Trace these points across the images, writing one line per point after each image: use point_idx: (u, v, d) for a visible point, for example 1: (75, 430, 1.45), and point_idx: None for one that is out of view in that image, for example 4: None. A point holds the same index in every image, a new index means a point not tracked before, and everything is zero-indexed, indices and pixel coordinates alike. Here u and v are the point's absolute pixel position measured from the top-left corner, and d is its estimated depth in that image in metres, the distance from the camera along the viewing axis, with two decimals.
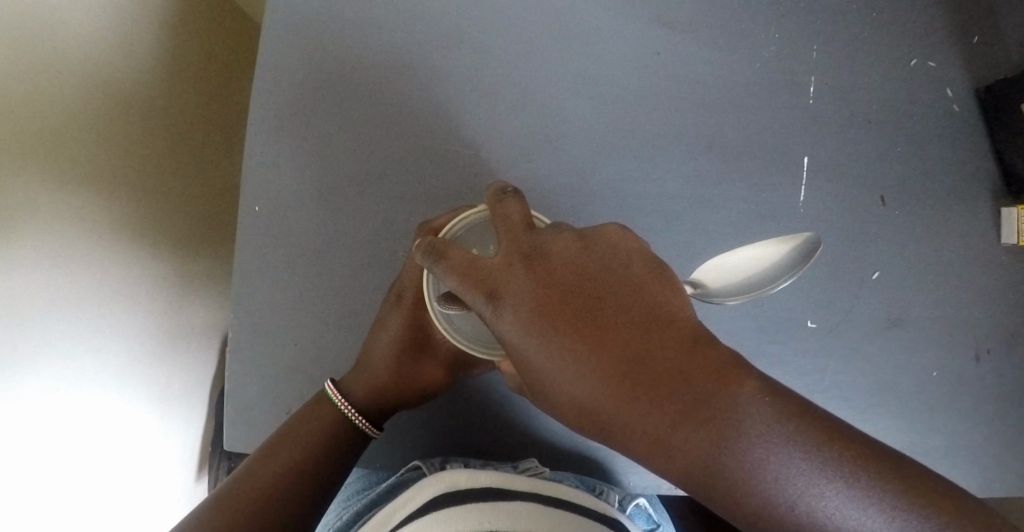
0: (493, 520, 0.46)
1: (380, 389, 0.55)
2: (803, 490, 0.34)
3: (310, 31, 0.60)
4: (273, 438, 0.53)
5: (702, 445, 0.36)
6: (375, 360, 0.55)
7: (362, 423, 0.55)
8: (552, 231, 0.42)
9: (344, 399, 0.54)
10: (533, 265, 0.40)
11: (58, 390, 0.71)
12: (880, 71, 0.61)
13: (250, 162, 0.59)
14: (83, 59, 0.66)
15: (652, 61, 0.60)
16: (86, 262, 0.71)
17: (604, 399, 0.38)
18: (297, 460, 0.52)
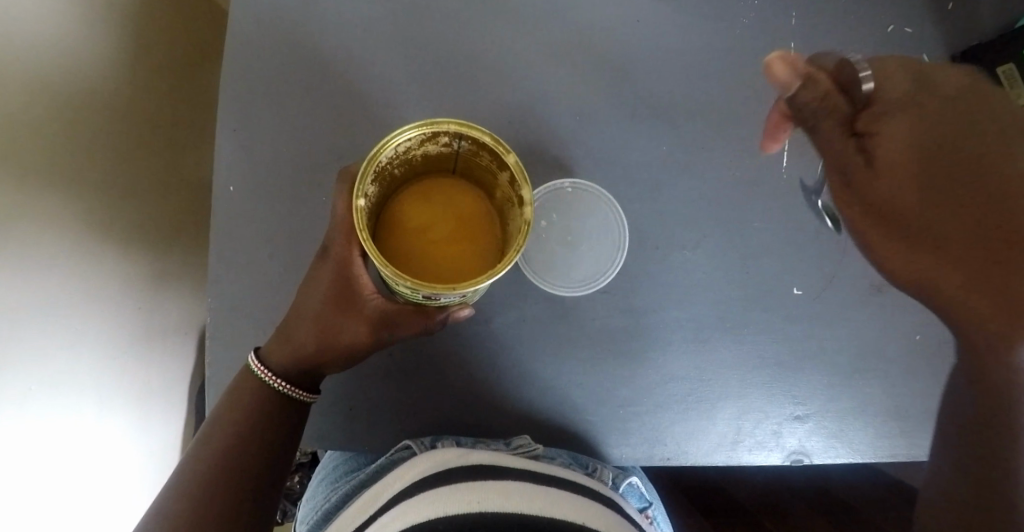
0: (483, 498, 0.43)
1: (298, 355, 0.50)
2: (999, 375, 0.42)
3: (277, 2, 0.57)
4: (218, 409, 0.51)
5: (956, 227, 0.42)
6: (302, 319, 0.50)
7: (290, 392, 0.51)
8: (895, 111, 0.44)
9: (264, 368, 0.51)
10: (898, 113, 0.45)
11: (31, 389, 0.68)
12: (860, 36, 0.61)
13: (223, 140, 0.56)
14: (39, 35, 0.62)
15: (632, 31, 0.59)
16: (52, 253, 0.68)
17: (900, 196, 0.44)
18: (245, 433, 0.50)
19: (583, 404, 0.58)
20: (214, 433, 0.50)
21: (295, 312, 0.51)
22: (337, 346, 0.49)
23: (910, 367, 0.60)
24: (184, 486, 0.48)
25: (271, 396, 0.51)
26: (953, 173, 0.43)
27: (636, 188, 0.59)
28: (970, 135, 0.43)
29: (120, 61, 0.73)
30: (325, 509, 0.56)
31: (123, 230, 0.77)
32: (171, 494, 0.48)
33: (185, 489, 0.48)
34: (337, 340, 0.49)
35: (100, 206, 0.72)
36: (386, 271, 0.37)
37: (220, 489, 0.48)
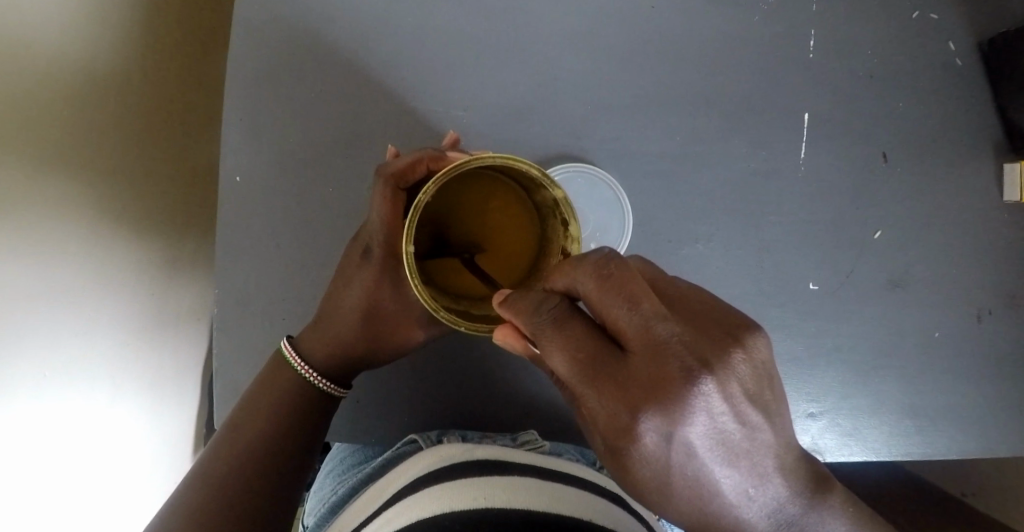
0: (489, 495, 0.42)
1: (343, 351, 0.52)
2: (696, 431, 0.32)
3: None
4: (244, 403, 0.52)
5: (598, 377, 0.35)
6: (342, 319, 0.52)
7: (326, 387, 0.53)
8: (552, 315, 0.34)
9: (303, 363, 0.52)
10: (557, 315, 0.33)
11: (45, 377, 0.69)
12: (882, 23, 0.59)
13: (226, 132, 0.55)
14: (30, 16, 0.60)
15: (645, 14, 0.56)
16: (64, 242, 0.68)
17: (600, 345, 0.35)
18: (274, 428, 0.51)
19: None
20: (243, 426, 0.51)
21: (331, 311, 0.53)
22: (383, 345, 0.53)
23: (928, 364, 0.58)
24: (212, 475, 0.49)
25: (289, 385, 0.52)
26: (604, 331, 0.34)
27: (649, 182, 0.56)
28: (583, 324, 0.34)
29: (128, 47, 0.72)
30: (331, 502, 0.56)
31: (135, 219, 0.77)
32: (194, 483, 0.49)
33: (211, 477, 0.49)
34: (389, 341, 0.53)
35: (111, 195, 0.72)
36: (439, 316, 0.36)
37: (249, 478, 0.49)
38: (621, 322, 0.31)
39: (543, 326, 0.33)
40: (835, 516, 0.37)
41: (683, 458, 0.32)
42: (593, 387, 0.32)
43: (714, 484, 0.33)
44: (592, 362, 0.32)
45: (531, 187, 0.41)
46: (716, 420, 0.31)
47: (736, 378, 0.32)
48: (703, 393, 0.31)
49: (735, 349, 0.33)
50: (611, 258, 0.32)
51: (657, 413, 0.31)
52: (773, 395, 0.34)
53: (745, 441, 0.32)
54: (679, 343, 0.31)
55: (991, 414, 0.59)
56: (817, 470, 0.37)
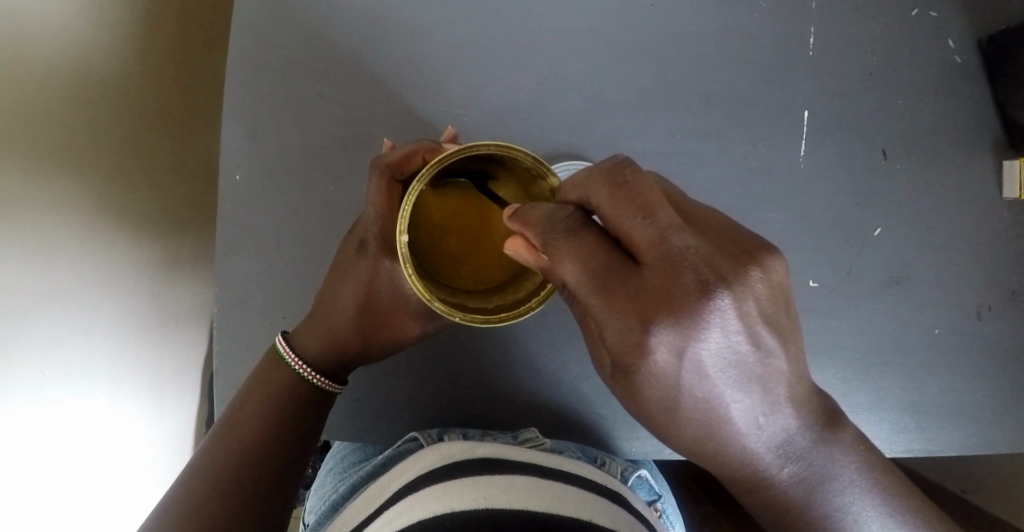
0: (490, 496, 0.42)
1: (336, 344, 0.52)
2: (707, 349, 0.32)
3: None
4: (239, 398, 0.52)
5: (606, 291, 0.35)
6: (337, 313, 0.52)
7: (321, 384, 0.53)
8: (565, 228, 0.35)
9: (298, 358, 0.52)
10: (575, 230, 0.35)
11: (43, 378, 0.69)
12: (882, 21, 0.59)
13: (226, 130, 0.55)
14: (21, 12, 0.60)
15: (646, 12, 0.56)
16: (63, 241, 0.68)
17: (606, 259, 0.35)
18: (271, 424, 0.51)
19: (592, 397, 0.57)
20: (239, 423, 0.51)
21: (325, 305, 0.52)
22: (376, 339, 0.53)
23: (928, 361, 0.58)
24: (209, 472, 0.49)
25: (287, 381, 0.52)
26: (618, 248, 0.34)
27: None
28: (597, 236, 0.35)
29: (126, 45, 0.71)
30: (332, 500, 0.56)
31: (134, 220, 0.77)
32: (191, 479, 0.48)
33: (208, 473, 0.49)
34: (384, 334, 0.53)
35: (110, 195, 0.72)
36: (433, 306, 0.37)
37: (245, 475, 0.49)
38: (636, 233, 0.32)
39: (556, 234, 0.35)
40: (842, 450, 0.38)
41: (692, 376, 0.33)
42: (605, 298, 0.34)
43: (723, 405, 0.34)
44: (606, 272, 0.34)
45: (528, 175, 0.41)
46: (730, 338, 0.32)
47: (753, 296, 0.33)
48: (716, 309, 0.31)
49: (753, 267, 0.33)
50: (626, 167, 0.34)
51: (670, 325, 0.32)
52: (789, 321, 0.35)
53: (755, 364, 0.33)
54: (693, 256, 0.32)
55: (991, 411, 0.59)
56: (829, 407, 0.38)
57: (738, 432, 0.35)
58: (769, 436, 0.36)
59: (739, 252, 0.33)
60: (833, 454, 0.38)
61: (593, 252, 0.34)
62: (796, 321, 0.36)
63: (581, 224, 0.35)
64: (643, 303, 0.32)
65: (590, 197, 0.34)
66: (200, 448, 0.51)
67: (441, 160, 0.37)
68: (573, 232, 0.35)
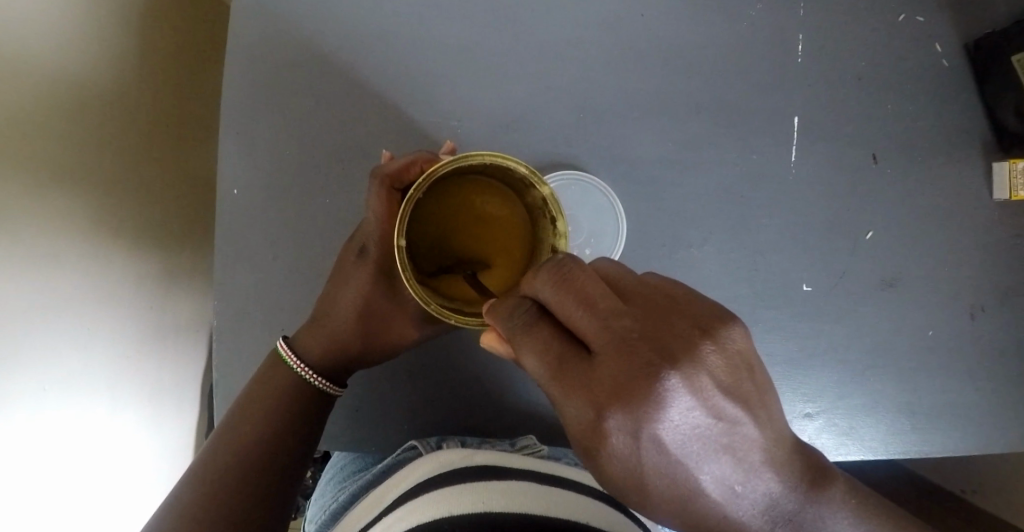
0: (488, 500, 0.42)
1: (337, 347, 0.53)
2: (668, 429, 0.31)
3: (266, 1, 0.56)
4: (241, 400, 0.52)
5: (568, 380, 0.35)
6: (339, 317, 0.53)
7: (322, 387, 0.53)
8: (521, 322, 0.35)
9: (300, 361, 0.52)
10: (531, 322, 0.34)
11: (47, 392, 0.69)
12: (869, 27, 0.59)
13: (223, 145, 0.56)
14: (34, 39, 0.61)
15: (635, 23, 0.57)
16: (65, 255, 0.68)
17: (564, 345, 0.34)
18: (271, 428, 0.52)
19: None
20: (239, 426, 0.51)
21: (327, 310, 0.53)
22: (377, 344, 0.54)
23: (923, 363, 0.59)
24: (211, 474, 0.49)
25: (289, 383, 0.52)
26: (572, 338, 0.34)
27: (643, 187, 0.57)
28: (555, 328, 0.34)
29: (123, 63, 0.73)
30: (332, 509, 0.56)
31: (133, 232, 0.77)
32: (193, 482, 0.49)
33: (209, 476, 0.49)
34: (384, 338, 0.54)
35: (109, 209, 0.73)
36: (429, 309, 0.37)
37: (245, 478, 0.50)
38: (581, 324, 0.32)
39: (514, 330, 0.35)
40: (838, 509, 0.35)
41: (656, 460, 0.32)
42: (561, 386, 0.33)
43: (695, 483, 0.32)
44: (559, 362, 0.33)
45: (522, 187, 0.42)
46: (687, 415, 0.31)
47: (706, 372, 0.32)
48: (670, 389, 0.31)
49: (703, 342, 0.32)
50: (569, 261, 0.34)
51: (623, 409, 0.31)
52: (754, 386, 0.33)
53: (723, 438, 0.32)
54: (643, 343, 0.32)
55: (988, 411, 0.59)
56: (817, 469, 0.35)
57: (721, 514, 0.33)
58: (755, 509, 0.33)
59: (690, 327, 0.33)
60: (827, 521, 0.35)
61: (551, 349, 0.34)
62: (763, 379, 0.34)
63: (536, 320, 0.35)
64: (599, 390, 0.32)
65: (534, 291, 0.34)
66: (201, 450, 0.52)
67: (438, 170, 0.38)
68: (530, 330, 0.34)
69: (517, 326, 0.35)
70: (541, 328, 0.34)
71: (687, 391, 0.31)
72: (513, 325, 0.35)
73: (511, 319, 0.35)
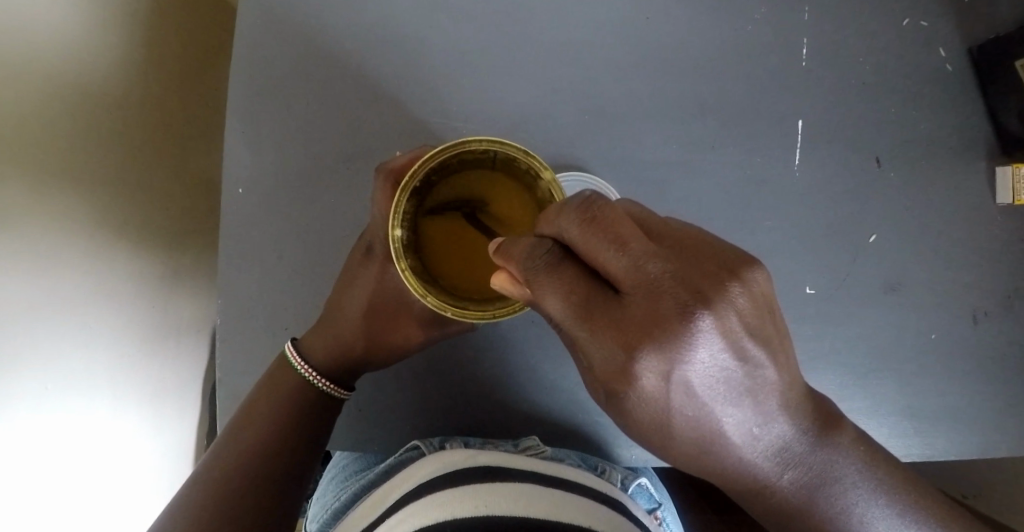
0: (493, 503, 0.42)
1: (342, 347, 0.54)
2: (696, 370, 0.33)
3: (273, 1, 0.56)
4: (246, 405, 0.53)
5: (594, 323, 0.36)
6: (346, 320, 0.54)
7: (327, 389, 0.54)
8: (546, 263, 0.35)
9: (305, 362, 0.53)
10: (555, 264, 0.35)
11: (47, 390, 0.69)
12: (873, 30, 0.59)
13: (229, 145, 0.56)
14: (39, 37, 0.62)
15: (641, 25, 0.57)
16: (67, 254, 0.68)
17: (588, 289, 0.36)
18: (274, 432, 0.52)
19: (594, 405, 0.57)
20: (243, 430, 0.52)
21: (333, 311, 0.54)
22: (381, 345, 0.55)
23: (925, 367, 0.59)
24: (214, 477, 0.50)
25: (292, 387, 0.53)
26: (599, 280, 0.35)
27: (647, 189, 0.57)
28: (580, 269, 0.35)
29: (127, 61, 0.73)
30: (335, 508, 0.56)
31: (136, 232, 0.77)
32: (196, 483, 0.50)
33: (212, 478, 0.50)
34: (389, 340, 0.54)
35: (112, 210, 0.73)
36: (425, 300, 0.39)
37: (247, 482, 0.50)
38: (612, 266, 0.33)
39: (536, 273, 0.35)
40: (842, 448, 0.41)
41: (682, 398, 0.34)
42: (589, 328, 0.34)
43: (717, 421, 0.36)
44: (586, 305, 0.34)
45: (527, 177, 0.42)
46: (714, 355, 0.33)
47: (734, 311, 0.33)
48: (699, 331, 0.32)
49: (731, 283, 0.34)
50: (596, 202, 0.34)
51: (655, 350, 0.33)
52: (775, 329, 0.36)
53: (744, 378, 0.35)
54: (672, 284, 0.33)
55: (990, 416, 0.59)
56: (827, 414, 0.41)
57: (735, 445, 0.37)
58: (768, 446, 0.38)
59: (717, 269, 0.34)
60: (833, 455, 0.41)
61: (576, 290, 0.35)
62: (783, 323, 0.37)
63: (559, 261, 0.35)
64: (631, 330, 0.33)
65: (559, 230, 0.35)
66: (206, 455, 0.52)
67: (433, 156, 0.40)
68: (555, 273, 0.35)
69: (540, 270, 0.35)
70: (565, 270, 0.35)
71: (715, 332, 0.33)
72: (537, 268, 0.35)
73: (533, 261, 0.35)
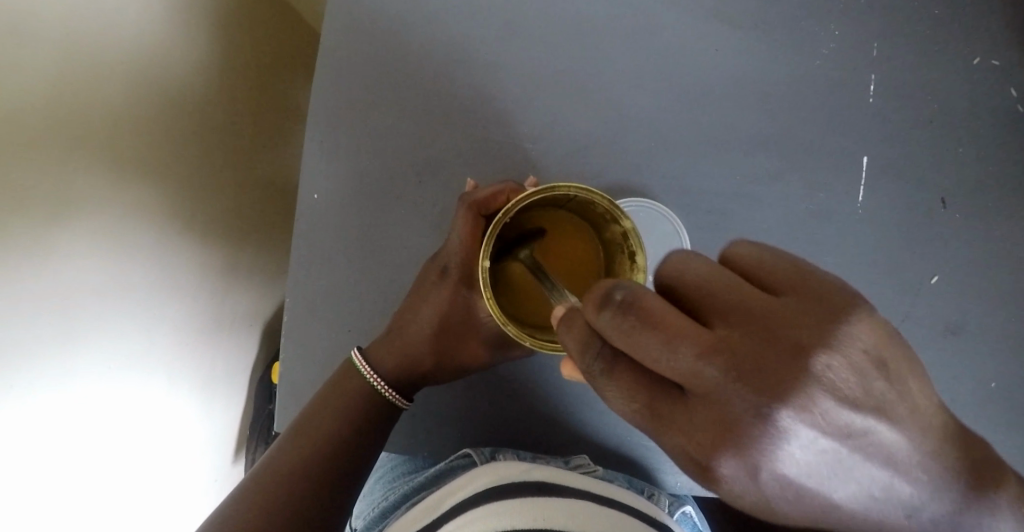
0: (549, 517, 0.45)
1: (410, 360, 0.56)
2: (791, 464, 0.27)
3: (355, 20, 0.59)
4: (313, 403, 0.55)
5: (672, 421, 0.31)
6: (418, 334, 0.56)
7: (392, 398, 0.56)
8: (600, 361, 0.32)
9: (373, 371, 0.55)
10: (610, 360, 0.31)
11: (110, 373, 0.73)
12: (945, 70, 0.59)
13: (306, 153, 0.59)
14: (133, 42, 0.66)
15: (709, 56, 0.58)
16: (139, 245, 0.72)
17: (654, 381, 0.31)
18: (336, 433, 0.54)
19: (640, 428, 0.58)
20: (307, 428, 0.54)
21: (404, 324, 0.56)
22: (447, 359, 0.57)
23: (982, 414, 0.58)
24: (280, 470, 0.52)
25: (357, 391, 0.55)
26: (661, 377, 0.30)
27: (705, 217, 0.58)
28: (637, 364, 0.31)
29: (206, 66, 0.77)
30: (382, 507, 0.58)
31: (202, 228, 0.82)
32: (262, 476, 0.52)
33: (277, 471, 0.52)
34: (454, 356, 0.57)
35: (183, 206, 0.77)
36: (506, 329, 0.40)
37: (310, 477, 0.53)
38: (662, 364, 0.28)
39: (592, 371, 0.32)
40: (1007, 511, 0.31)
41: (786, 502, 0.28)
42: (659, 428, 0.30)
43: (835, 514, 0.29)
44: (650, 404, 0.30)
45: (602, 223, 0.44)
46: (808, 442, 0.27)
47: (823, 385, 0.27)
48: (789, 419, 0.27)
49: (816, 352, 0.28)
50: (634, 293, 0.29)
51: (736, 451, 0.27)
52: (892, 375, 0.29)
53: (855, 456, 0.28)
54: (751, 367, 0.27)
55: None
56: (974, 462, 0.30)
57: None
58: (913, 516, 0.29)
59: (798, 336, 0.28)
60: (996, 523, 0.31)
61: (638, 390, 0.30)
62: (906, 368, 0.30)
63: (612, 358, 0.31)
64: (707, 429, 0.28)
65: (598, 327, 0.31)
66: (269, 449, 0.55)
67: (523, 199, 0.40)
68: (613, 371, 0.31)
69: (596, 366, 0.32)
70: (622, 370, 0.31)
71: (802, 412, 0.27)
72: (592, 364, 0.32)
73: (587, 361, 0.32)
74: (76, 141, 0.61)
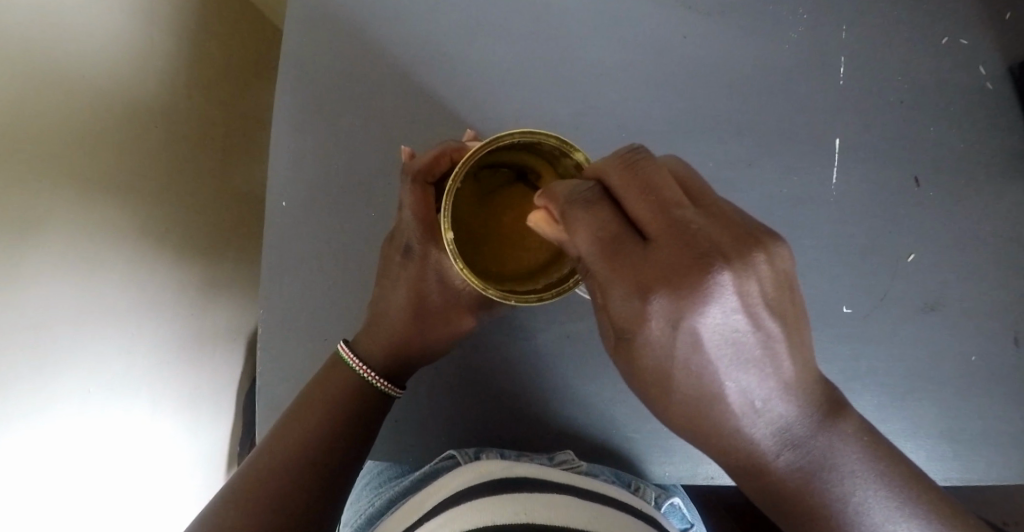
0: (531, 511, 0.43)
1: (396, 344, 0.54)
2: (699, 326, 0.33)
3: (319, 23, 0.59)
4: (303, 394, 0.53)
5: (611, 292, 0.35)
6: (392, 315, 0.54)
7: (383, 387, 0.54)
8: (584, 201, 0.35)
9: (362, 363, 0.53)
10: (589, 206, 0.35)
11: (90, 393, 0.70)
12: (913, 49, 0.59)
13: (275, 158, 0.58)
14: (90, 47, 0.64)
15: (677, 45, 0.58)
16: (113, 259, 0.70)
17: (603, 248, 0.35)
18: (327, 426, 0.52)
19: (626, 421, 0.58)
20: (295, 421, 0.52)
21: (381, 310, 0.55)
22: (430, 334, 0.55)
23: (964, 390, 0.58)
24: (266, 466, 0.50)
25: (353, 380, 0.53)
26: (631, 240, 0.34)
27: None
28: (599, 205, 0.35)
29: (174, 76, 0.76)
30: (370, 513, 0.57)
31: (178, 238, 0.80)
32: (249, 470, 0.50)
33: (264, 469, 0.50)
34: (440, 329, 0.55)
35: (156, 217, 0.75)
36: (489, 293, 0.39)
37: (299, 473, 0.50)
38: (642, 212, 0.34)
39: (575, 204, 0.35)
40: (842, 437, 0.37)
41: (693, 345, 0.33)
42: (612, 267, 0.34)
43: (722, 384, 0.34)
44: (615, 245, 0.34)
45: (554, 162, 0.43)
46: (730, 317, 0.32)
47: (756, 278, 0.33)
48: (756, 266, 0.33)
49: (758, 251, 0.33)
50: (642, 155, 0.36)
51: (669, 295, 0.32)
52: (792, 306, 0.35)
53: (755, 345, 0.34)
54: (730, 225, 0.34)
55: None
56: (832, 395, 0.37)
57: (738, 412, 0.35)
58: (769, 415, 0.35)
59: (751, 236, 0.34)
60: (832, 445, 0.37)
61: (606, 234, 0.34)
62: (796, 313, 0.35)
63: (579, 213, 0.35)
64: (638, 273, 0.33)
65: (603, 175, 0.36)
66: (252, 451, 0.52)
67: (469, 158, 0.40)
68: (588, 210, 0.35)
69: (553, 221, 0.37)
70: (602, 220, 0.35)
71: (720, 302, 0.32)
72: (567, 199, 0.36)
73: (564, 208, 0.36)
74: (38, 153, 0.59)
